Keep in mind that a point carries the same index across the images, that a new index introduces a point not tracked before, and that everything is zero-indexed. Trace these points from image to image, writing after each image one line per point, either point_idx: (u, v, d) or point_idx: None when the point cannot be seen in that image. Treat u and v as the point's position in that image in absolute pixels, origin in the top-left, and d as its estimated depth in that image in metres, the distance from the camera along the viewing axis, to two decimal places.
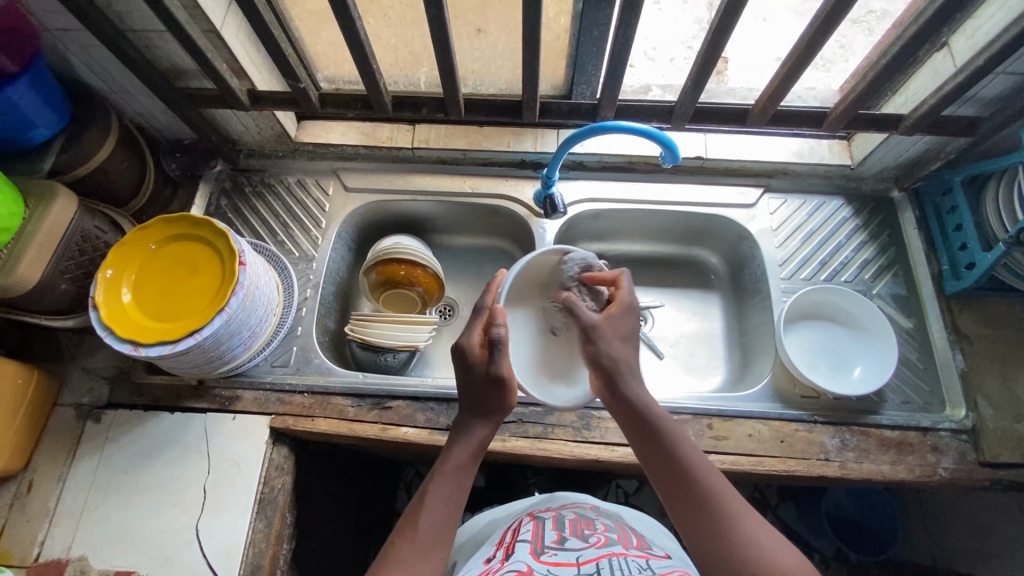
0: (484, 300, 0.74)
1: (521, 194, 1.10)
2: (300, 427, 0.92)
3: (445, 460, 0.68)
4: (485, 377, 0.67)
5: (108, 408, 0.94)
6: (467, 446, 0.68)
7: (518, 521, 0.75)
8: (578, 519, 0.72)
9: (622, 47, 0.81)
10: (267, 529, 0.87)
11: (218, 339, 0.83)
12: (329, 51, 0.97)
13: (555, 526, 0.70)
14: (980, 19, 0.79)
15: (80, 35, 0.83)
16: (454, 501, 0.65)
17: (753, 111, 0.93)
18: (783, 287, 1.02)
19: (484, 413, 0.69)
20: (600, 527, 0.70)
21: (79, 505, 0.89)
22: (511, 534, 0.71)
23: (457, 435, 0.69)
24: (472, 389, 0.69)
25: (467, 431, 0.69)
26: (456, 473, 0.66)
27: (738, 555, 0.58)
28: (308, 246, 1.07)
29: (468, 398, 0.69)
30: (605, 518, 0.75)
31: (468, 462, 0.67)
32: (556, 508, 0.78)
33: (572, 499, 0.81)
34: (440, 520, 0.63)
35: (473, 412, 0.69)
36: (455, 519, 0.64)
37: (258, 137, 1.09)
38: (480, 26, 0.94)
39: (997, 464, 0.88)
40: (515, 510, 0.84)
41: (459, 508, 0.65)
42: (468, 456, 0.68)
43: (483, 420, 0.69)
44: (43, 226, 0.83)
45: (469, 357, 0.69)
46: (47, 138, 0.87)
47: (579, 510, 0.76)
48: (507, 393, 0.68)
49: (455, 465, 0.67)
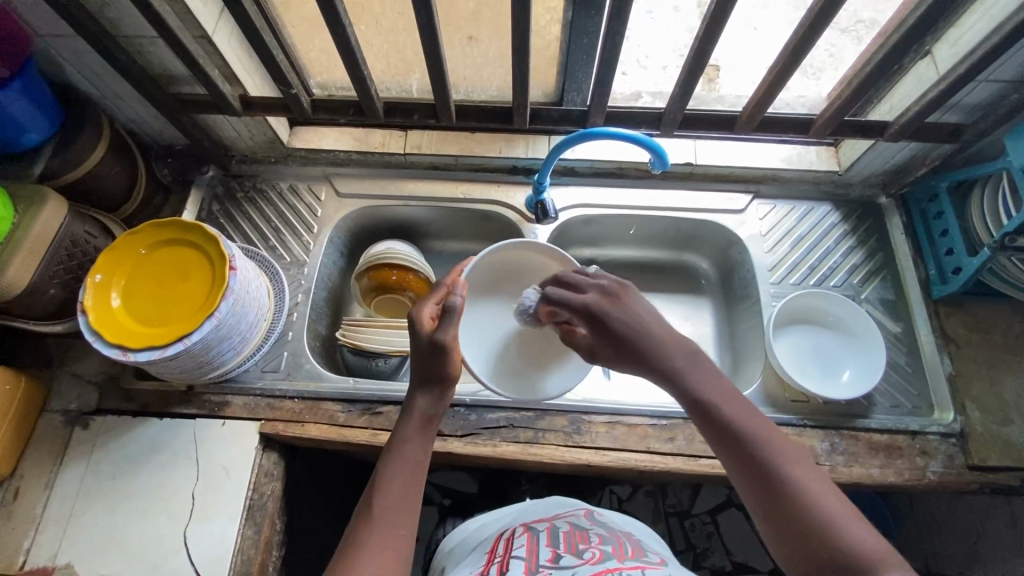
0: (445, 282, 0.78)
1: (513, 200, 1.10)
2: (290, 432, 0.91)
3: (396, 438, 0.67)
4: (428, 344, 0.69)
5: (96, 414, 0.93)
6: (414, 417, 0.68)
7: (512, 532, 0.75)
8: (573, 531, 0.72)
9: (611, 55, 0.82)
10: (255, 536, 0.86)
11: (208, 344, 0.83)
12: (321, 57, 0.98)
13: (549, 541, 0.69)
14: (963, 28, 0.80)
15: (71, 41, 0.83)
16: (409, 475, 0.64)
17: (740, 118, 0.94)
18: (772, 291, 1.03)
19: (428, 384, 0.70)
20: (595, 540, 0.70)
21: (65, 513, 0.88)
22: (504, 545, 0.72)
23: (405, 413, 0.69)
24: (416, 358, 0.70)
25: (410, 405, 0.69)
26: (406, 446, 0.66)
27: (802, 520, 0.52)
28: (299, 251, 1.07)
29: (412, 372, 0.71)
30: (599, 528, 0.75)
31: (417, 435, 0.67)
32: (550, 517, 0.78)
33: (567, 506, 0.82)
34: (396, 496, 0.62)
35: (419, 384, 0.70)
36: (414, 490, 0.63)
37: (251, 143, 1.10)
38: (472, 34, 0.94)
39: (986, 467, 0.89)
40: (506, 516, 0.84)
41: (415, 482, 0.64)
42: (418, 429, 0.67)
43: (425, 391, 0.69)
44: (32, 231, 0.83)
45: (418, 328, 0.71)
46: (37, 143, 0.87)
47: (573, 521, 0.76)
48: (451, 361, 0.69)
49: (403, 439, 0.67)
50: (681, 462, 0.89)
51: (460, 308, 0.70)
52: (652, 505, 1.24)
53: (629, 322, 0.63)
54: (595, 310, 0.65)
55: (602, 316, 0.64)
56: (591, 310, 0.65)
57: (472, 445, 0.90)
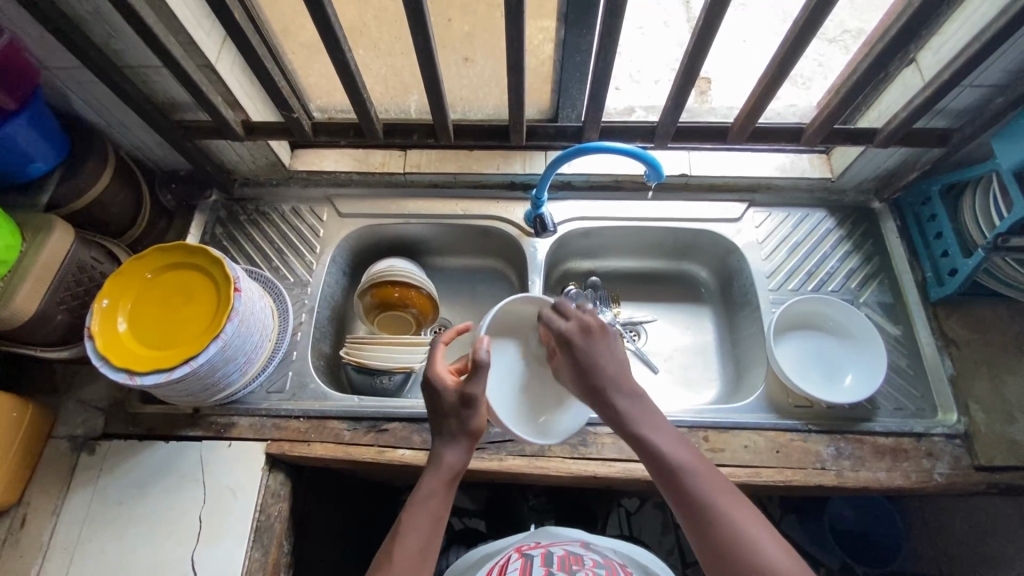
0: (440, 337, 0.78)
1: (512, 215, 1.12)
2: (296, 452, 0.91)
3: (419, 489, 0.68)
4: (459, 399, 0.70)
5: (102, 439, 0.94)
6: (440, 472, 0.68)
7: (506, 558, 0.76)
8: (567, 555, 0.73)
9: (603, 72, 0.84)
10: (263, 558, 0.86)
11: (214, 365, 0.84)
12: (322, 82, 1.01)
13: (544, 562, 0.71)
14: (945, 36, 0.82)
15: (78, 73, 0.85)
16: (431, 529, 0.65)
17: (732, 129, 0.96)
18: (771, 298, 1.04)
19: (456, 438, 0.71)
20: (589, 563, 0.71)
21: (72, 540, 0.87)
22: (498, 569, 0.73)
23: (432, 465, 0.69)
24: (443, 411, 0.71)
25: (439, 457, 0.69)
26: (430, 501, 0.67)
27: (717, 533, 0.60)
28: (303, 272, 1.08)
29: (442, 425, 0.71)
30: (594, 554, 0.75)
31: (442, 490, 0.67)
32: (546, 545, 0.79)
33: (565, 537, 0.83)
34: (416, 551, 0.63)
35: (447, 439, 0.71)
36: (433, 544, 0.65)
37: (253, 167, 1.12)
38: (468, 55, 0.98)
39: (993, 468, 0.88)
40: (505, 545, 0.85)
41: (435, 538, 0.65)
42: (441, 482, 0.68)
43: (453, 447, 0.70)
44: (40, 258, 0.85)
45: (442, 385, 0.72)
46: (44, 173, 0.89)
47: (568, 547, 0.77)
48: (478, 414, 0.71)
49: (428, 493, 0.67)
50: None
51: (489, 363, 0.69)
52: (660, 518, 1.23)
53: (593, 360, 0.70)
54: (570, 339, 0.72)
55: (576, 344, 0.71)
56: (566, 336, 0.72)
57: (477, 461, 0.90)
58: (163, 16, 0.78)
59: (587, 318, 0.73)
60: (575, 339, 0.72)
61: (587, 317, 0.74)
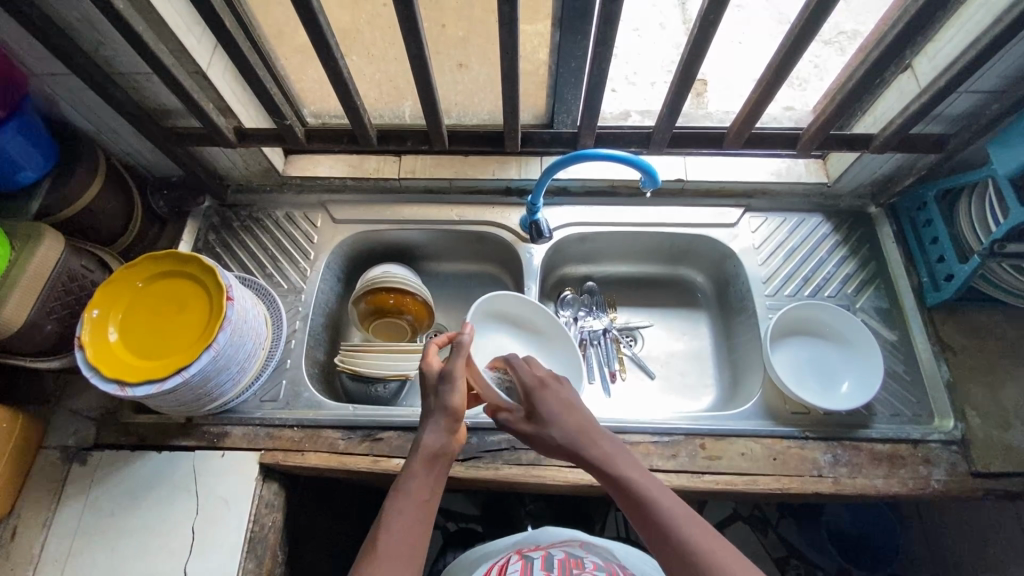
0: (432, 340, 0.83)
1: (508, 220, 1.11)
2: (290, 461, 0.91)
3: (403, 475, 0.68)
4: (439, 376, 0.74)
5: (94, 450, 0.93)
6: (421, 453, 0.69)
7: (506, 560, 0.76)
8: (567, 558, 0.72)
9: (598, 77, 0.84)
10: (257, 569, 0.85)
11: (206, 376, 0.83)
12: (315, 87, 1.00)
13: (544, 566, 0.70)
14: (940, 42, 0.82)
15: (67, 80, 0.84)
16: (417, 513, 0.65)
17: (728, 135, 0.95)
18: (768, 304, 1.03)
19: (437, 419, 0.72)
20: (589, 567, 0.70)
21: (63, 552, 0.86)
22: (498, 570, 0.72)
23: (414, 448, 0.70)
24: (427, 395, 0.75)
25: (422, 442, 0.70)
26: (414, 482, 0.67)
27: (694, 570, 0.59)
28: (297, 278, 1.07)
29: (427, 412, 0.74)
30: (594, 557, 0.75)
31: (423, 471, 0.68)
32: (546, 547, 0.78)
33: (563, 537, 0.83)
34: (400, 536, 0.62)
35: (429, 421, 0.73)
36: (418, 528, 0.64)
37: (246, 173, 1.11)
38: (462, 61, 0.98)
39: (989, 474, 0.88)
40: (504, 546, 0.85)
41: (421, 522, 0.64)
42: (425, 463, 0.69)
43: (435, 429, 0.71)
44: (29, 267, 0.84)
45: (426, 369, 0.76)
46: (34, 181, 0.88)
47: (568, 550, 0.76)
48: (456, 391, 0.73)
49: (412, 476, 0.67)
50: (685, 479, 0.88)
51: (466, 343, 0.75)
52: None
53: (560, 410, 0.75)
54: (531, 388, 0.77)
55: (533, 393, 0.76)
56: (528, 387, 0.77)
57: (474, 470, 0.89)
58: (152, 22, 0.77)
59: (542, 369, 0.80)
60: (534, 391, 0.77)
61: (542, 368, 0.81)
